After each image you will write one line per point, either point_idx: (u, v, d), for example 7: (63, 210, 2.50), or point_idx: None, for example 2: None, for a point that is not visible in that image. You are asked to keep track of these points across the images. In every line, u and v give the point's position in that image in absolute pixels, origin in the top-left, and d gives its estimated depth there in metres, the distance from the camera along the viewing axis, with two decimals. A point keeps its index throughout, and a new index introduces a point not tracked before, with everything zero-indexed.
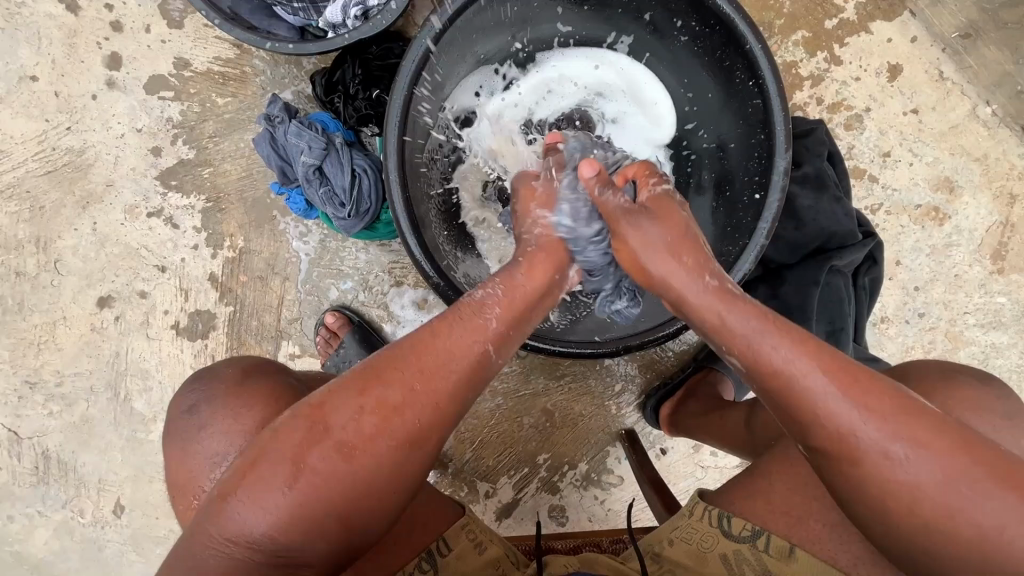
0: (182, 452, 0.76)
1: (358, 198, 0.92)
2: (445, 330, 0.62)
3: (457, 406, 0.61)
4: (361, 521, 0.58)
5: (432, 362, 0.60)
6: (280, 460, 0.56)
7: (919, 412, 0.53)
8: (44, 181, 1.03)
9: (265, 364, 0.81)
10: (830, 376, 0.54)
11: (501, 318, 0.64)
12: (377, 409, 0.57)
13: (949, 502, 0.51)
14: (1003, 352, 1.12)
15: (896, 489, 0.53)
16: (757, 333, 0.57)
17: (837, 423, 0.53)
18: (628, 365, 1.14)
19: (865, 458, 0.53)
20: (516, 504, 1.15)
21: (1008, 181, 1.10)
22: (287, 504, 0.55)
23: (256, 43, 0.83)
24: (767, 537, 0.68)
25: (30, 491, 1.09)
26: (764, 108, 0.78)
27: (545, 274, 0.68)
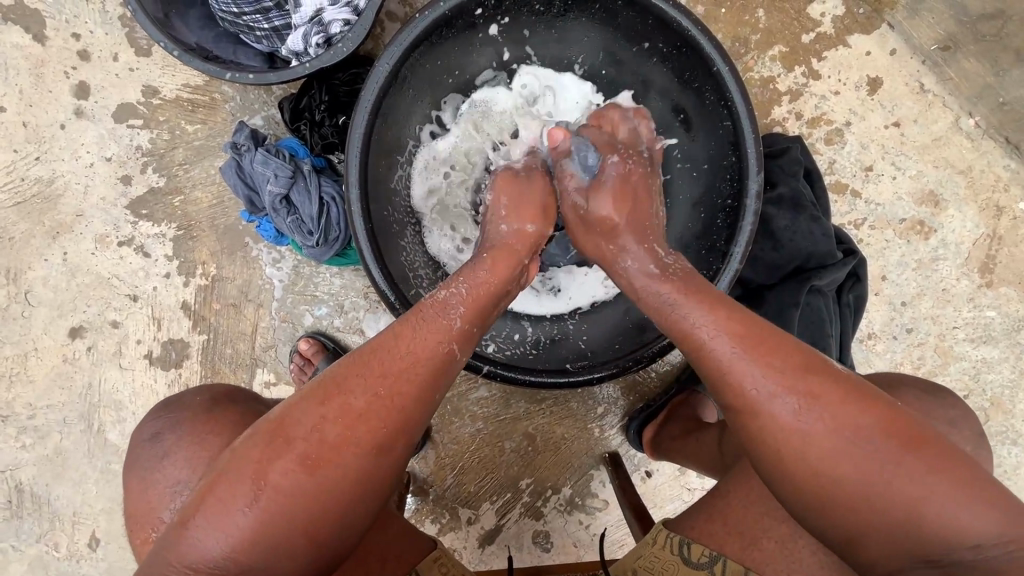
0: (142, 482, 0.70)
1: (326, 226, 0.92)
2: (407, 333, 0.59)
3: (423, 408, 0.58)
4: (331, 537, 0.54)
5: (401, 361, 0.57)
6: (240, 478, 0.52)
7: (855, 395, 0.52)
8: (13, 213, 1.02)
9: (238, 392, 0.75)
10: (734, 340, 0.55)
11: (467, 316, 0.62)
12: (343, 416, 0.54)
13: (849, 459, 0.50)
14: (994, 367, 1.10)
15: (830, 478, 0.51)
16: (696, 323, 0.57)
17: (775, 410, 0.52)
18: (610, 388, 1.11)
19: (802, 442, 0.51)
20: (499, 531, 1.12)
21: (994, 193, 1.08)
22: (247, 530, 0.51)
23: (217, 75, 0.82)
24: (723, 562, 0.67)
25: (3, 525, 1.06)
26: (735, 128, 0.77)
27: (506, 272, 0.68)
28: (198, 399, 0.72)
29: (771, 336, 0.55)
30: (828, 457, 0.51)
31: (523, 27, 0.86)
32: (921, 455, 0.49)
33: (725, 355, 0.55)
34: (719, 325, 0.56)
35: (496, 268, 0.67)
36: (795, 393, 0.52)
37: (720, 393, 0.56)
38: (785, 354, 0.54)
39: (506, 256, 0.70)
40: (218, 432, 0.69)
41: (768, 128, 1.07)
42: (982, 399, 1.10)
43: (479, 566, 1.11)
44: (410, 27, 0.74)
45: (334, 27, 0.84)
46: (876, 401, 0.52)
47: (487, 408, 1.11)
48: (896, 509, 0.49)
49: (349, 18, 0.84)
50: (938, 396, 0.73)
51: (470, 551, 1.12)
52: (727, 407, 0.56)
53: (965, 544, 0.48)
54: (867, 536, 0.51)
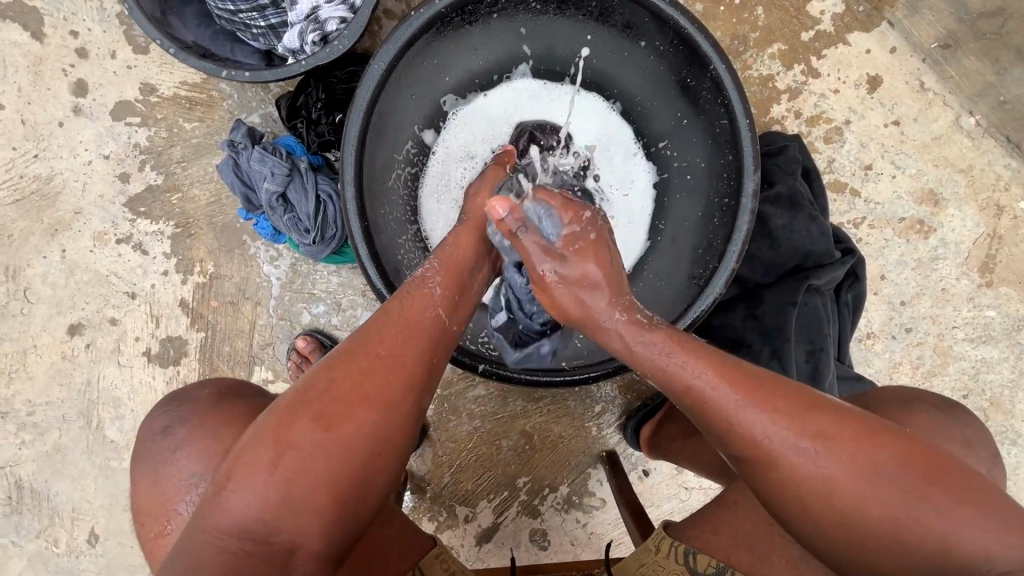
0: (153, 474, 0.70)
1: (323, 224, 0.93)
2: (397, 303, 0.61)
3: (427, 370, 0.58)
4: (356, 494, 0.54)
5: (397, 326, 0.58)
6: (259, 445, 0.53)
7: (863, 432, 0.53)
8: (12, 210, 1.02)
9: (244, 386, 0.75)
10: (733, 386, 0.55)
11: (445, 283, 0.64)
12: (350, 376, 0.55)
13: (862, 496, 0.52)
14: (994, 367, 1.09)
15: (853, 522, 0.52)
16: (695, 372, 0.57)
17: (792, 456, 0.53)
18: (608, 387, 1.11)
19: (825, 491, 0.52)
20: (496, 529, 1.12)
21: (995, 192, 1.07)
22: (275, 488, 0.51)
23: (213, 72, 0.82)
24: (730, 575, 0.67)
25: (3, 521, 1.07)
26: (732, 127, 0.77)
27: (472, 241, 0.68)
28: (205, 393, 0.72)
29: (777, 386, 0.56)
30: (852, 504, 0.52)
31: (519, 25, 0.86)
32: (931, 483, 0.52)
33: (737, 410, 0.55)
34: (726, 379, 0.56)
35: (458, 238, 0.68)
36: (810, 443, 0.53)
37: (734, 448, 0.56)
38: (784, 394, 0.55)
39: (471, 229, 0.70)
40: (227, 425, 0.68)
41: (766, 126, 1.06)
42: (981, 400, 1.10)
43: (477, 564, 1.11)
44: (404, 26, 0.74)
45: (331, 24, 0.84)
46: (884, 432, 0.54)
47: (484, 406, 1.11)
48: (922, 541, 0.51)
49: (345, 16, 0.84)
50: (956, 415, 0.70)
51: (467, 548, 1.12)
52: (746, 463, 0.55)
53: (987, 558, 0.51)
54: (899, 572, 0.53)
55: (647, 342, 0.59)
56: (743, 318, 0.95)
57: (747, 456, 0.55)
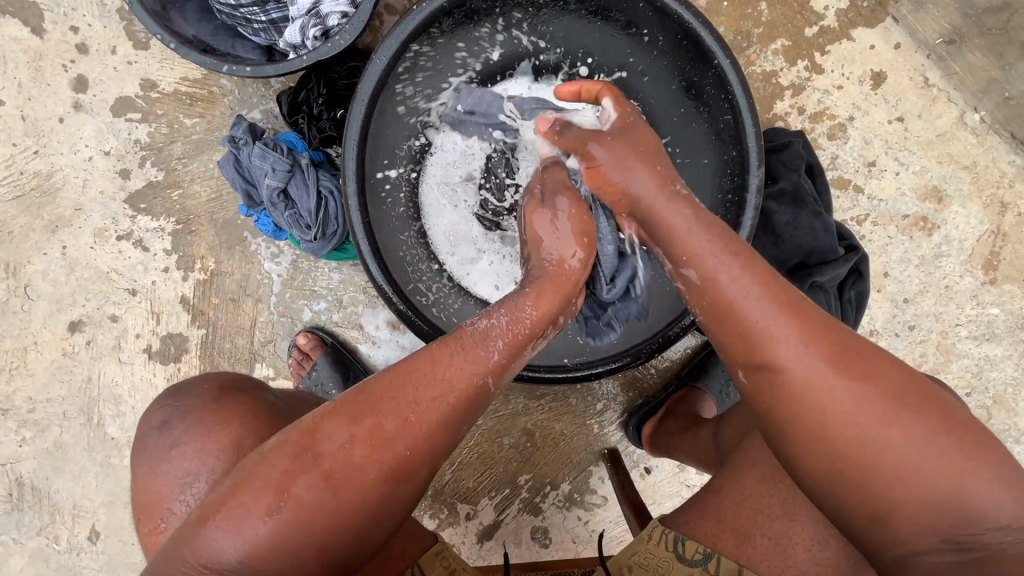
0: (151, 471, 0.69)
1: (324, 220, 0.92)
2: (444, 357, 0.58)
3: (447, 442, 0.57)
4: (344, 553, 0.54)
5: (435, 391, 0.56)
6: (263, 485, 0.52)
7: (890, 367, 0.52)
8: (12, 207, 1.02)
9: (244, 380, 0.75)
10: (764, 293, 0.56)
11: (505, 351, 0.60)
12: (373, 439, 0.53)
13: (877, 426, 0.50)
14: (997, 365, 1.09)
15: (866, 446, 0.50)
16: (725, 277, 0.57)
17: (813, 372, 0.52)
18: (610, 384, 1.11)
19: (834, 408, 0.51)
20: (497, 526, 1.12)
21: (999, 189, 1.07)
22: (268, 537, 0.51)
23: (213, 67, 0.81)
24: (717, 559, 0.67)
25: (3, 518, 1.06)
26: (736, 122, 0.76)
27: (551, 307, 0.64)
28: (205, 388, 0.72)
29: (806, 307, 0.56)
30: (864, 429, 0.50)
31: (521, 20, 0.85)
32: (953, 434, 0.49)
33: (759, 313, 0.55)
34: (756, 285, 0.56)
35: (541, 303, 0.64)
36: (828, 362, 0.52)
37: (749, 354, 0.55)
38: (815, 318, 0.55)
39: (554, 289, 0.66)
40: (229, 422, 0.68)
41: (770, 122, 1.06)
42: (984, 397, 1.09)
43: (478, 562, 1.11)
44: (405, 22, 0.74)
45: (332, 19, 0.83)
46: (906, 371, 0.53)
47: (486, 403, 1.11)
48: (928, 489, 0.48)
49: (347, 10, 0.84)
50: (936, 392, 0.71)
51: (469, 545, 1.12)
52: (758, 372, 0.55)
53: (993, 524, 0.48)
54: (896, 516, 0.50)
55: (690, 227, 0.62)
56: None
57: (762, 363, 0.55)
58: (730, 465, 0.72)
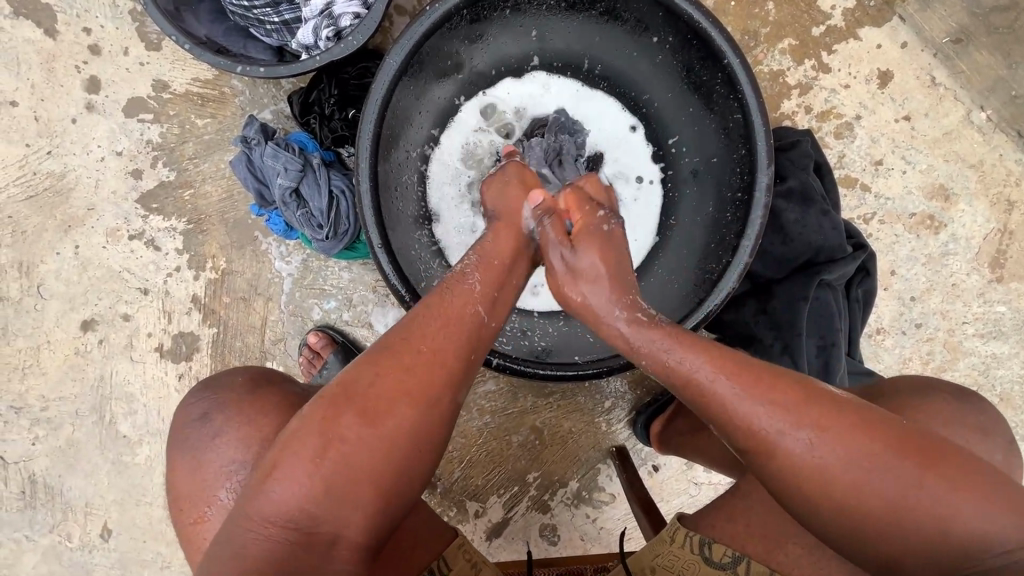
0: (191, 461, 0.70)
1: (335, 219, 0.93)
2: (441, 299, 0.61)
3: (466, 370, 0.59)
4: (398, 490, 0.54)
5: (440, 322, 0.59)
6: (306, 434, 0.53)
7: (860, 418, 0.53)
8: (26, 207, 1.03)
9: (274, 373, 0.76)
10: (731, 377, 0.56)
11: (486, 281, 0.64)
12: (397, 371, 0.55)
13: (865, 482, 0.51)
14: (1004, 363, 1.09)
15: (854, 504, 0.52)
16: (691, 365, 0.58)
17: (794, 445, 0.53)
18: (617, 382, 1.12)
19: (822, 478, 0.52)
20: (506, 524, 1.12)
21: (1005, 188, 1.07)
22: (321, 476, 0.51)
23: (228, 68, 0.82)
24: (746, 563, 0.67)
25: (17, 515, 1.07)
26: (746, 122, 0.77)
27: (510, 239, 0.69)
28: (239, 380, 0.72)
29: (772, 376, 0.56)
30: (854, 490, 0.51)
31: (531, 21, 0.86)
32: (931, 470, 0.51)
33: (731, 399, 0.55)
34: (720, 370, 0.56)
35: (499, 237, 0.69)
36: (807, 430, 0.53)
37: (732, 438, 0.56)
38: (783, 386, 0.55)
39: (508, 223, 0.71)
40: (266, 412, 0.69)
41: (777, 121, 1.06)
42: (991, 395, 1.10)
43: (489, 558, 1.12)
44: (418, 22, 0.74)
45: (345, 20, 0.84)
46: (881, 421, 0.53)
47: (495, 401, 1.12)
48: (925, 530, 0.50)
49: (359, 11, 0.84)
50: (968, 401, 0.70)
51: (478, 542, 1.12)
52: (746, 455, 0.56)
53: (997, 550, 0.49)
54: (906, 561, 0.51)
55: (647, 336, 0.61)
56: (755, 313, 0.96)
57: (747, 447, 0.55)
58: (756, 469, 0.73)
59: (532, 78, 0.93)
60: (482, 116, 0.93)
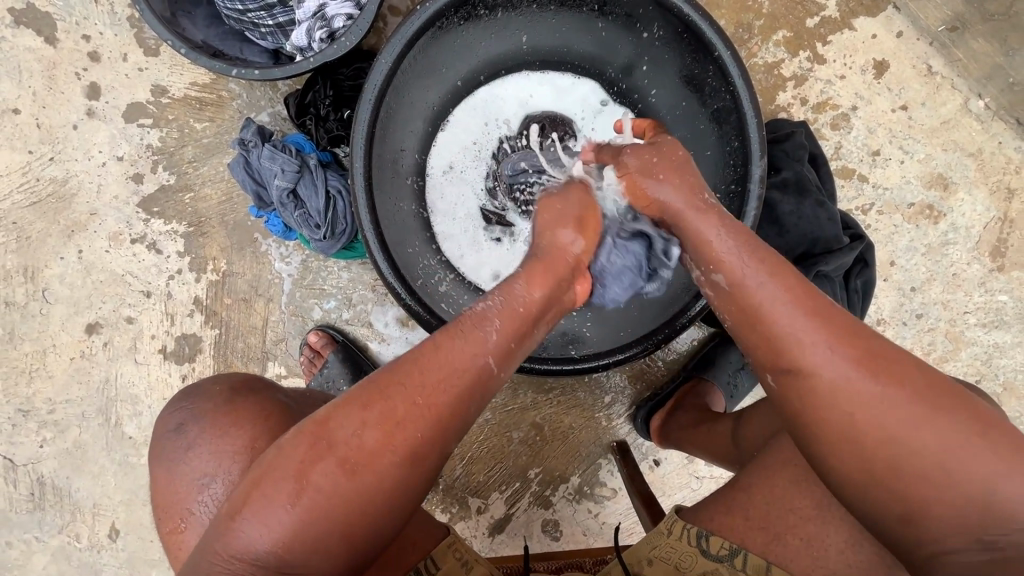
0: (169, 471, 0.71)
1: (332, 219, 0.94)
2: (446, 342, 0.56)
3: (455, 427, 0.56)
4: (366, 538, 0.54)
5: (440, 373, 0.55)
6: (283, 476, 0.53)
7: (923, 374, 0.50)
8: (29, 213, 1.04)
9: (256, 380, 0.75)
10: (794, 295, 0.53)
11: (502, 331, 0.58)
12: (381, 424, 0.53)
13: (914, 429, 0.49)
14: (1007, 352, 1.08)
15: (897, 453, 0.49)
16: (758, 277, 0.55)
17: (851, 381, 0.50)
18: (618, 377, 1.12)
19: (872, 417, 0.49)
20: (508, 520, 1.13)
21: (1005, 176, 1.07)
22: (294, 524, 0.52)
23: (223, 71, 0.83)
24: (744, 556, 0.67)
25: (26, 517, 1.09)
26: (738, 114, 0.77)
27: (543, 289, 0.61)
28: (218, 390, 0.72)
29: (834, 306, 0.54)
30: (892, 432, 0.49)
31: (523, 19, 0.86)
32: (991, 435, 0.49)
33: (785, 317, 0.53)
34: (786, 285, 0.54)
35: (533, 283, 0.61)
36: (862, 360, 0.50)
37: (780, 357, 0.53)
38: (844, 317, 0.53)
39: (544, 270, 0.63)
40: (241, 424, 0.69)
41: (772, 114, 1.06)
42: (994, 384, 1.09)
43: (490, 554, 1.12)
44: (410, 20, 0.75)
45: (337, 21, 0.85)
46: (943, 380, 0.51)
47: (495, 398, 1.12)
48: (961, 489, 0.48)
49: (352, 12, 0.85)
50: None
51: (480, 539, 1.13)
52: (784, 372, 0.53)
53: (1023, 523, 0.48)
54: (929, 523, 0.50)
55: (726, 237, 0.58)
56: None
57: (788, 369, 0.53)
58: (757, 463, 0.73)
59: (523, 77, 0.94)
60: (479, 114, 0.95)
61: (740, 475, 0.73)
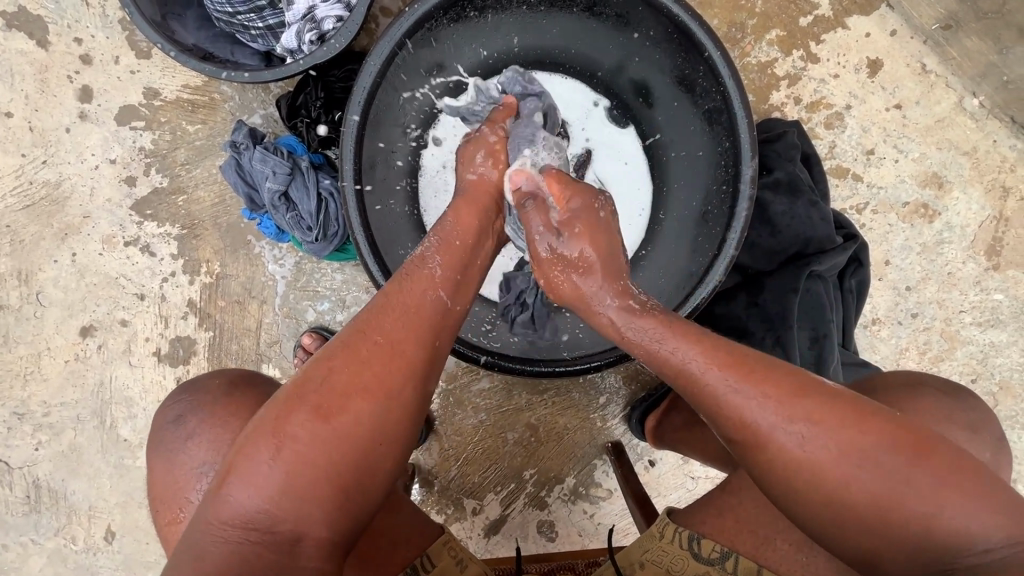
0: (167, 461, 0.71)
1: (324, 221, 0.94)
2: (395, 287, 0.61)
3: (427, 360, 0.59)
4: (357, 479, 0.54)
5: (397, 314, 0.59)
6: (261, 434, 0.53)
7: (854, 418, 0.52)
8: (23, 216, 1.04)
9: (255, 375, 0.76)
10: (723, 368, 0.56)
11: (445, 265, 0.63)
12: (348, 366, 0.55)
13: (854, 475, 0.51)
14: (1002, 351, 1.08)
15: (844, 502, 0.52)
16: (687, 356, 0.57)
17: (789, 441, 0.53)
18: (612, 378, 1.12)
19: (812, 475, 0.52)
20: (504, 521, 1.13)
21: (1000, 174, 1.06)
22: (280, 476, 0.52)
23: (213, 74, 0.83)
24: (735, 559, 0.67)
25: (22, 519, 1.09)
26: (729, 115, 0.77)
27: (472, 221, 0.69)
28: (217, 383, 0.72)
29: (764, 365, 0.56)
30: (837, 488, 0.52)
31: (514, 20, 0.86)
32: (923, 466, 0.51)
33: (723, 390, 0.55)
34: (715, 360, 0.56)
35: (459, 215, 0.69)
36: (794, 422, 0.53)
37: (723, 428, 0.56)
38: (770, 376, 0.55)
39: (468, 204, 0.71)
40: (241, 414, 0.70)
41: (766, 113, 1.06)
42: (990, 384, 1.09)
43: (486, 555, 1.12)
44: (398, 22, 0.75)
45: (327, 23, 0.85)
46: (874, 416, 0.53)
47: (489, 399, 1.12)
48: (907, 524, 0.50)
49: (342, 14, 0.85)
50: (958, 398, 0.70)
51: (476, 540, 1.13)
52: (732, 441, 0.56)
53: (975, 550, 0.49)
54: (888, 560, 0.52)
55: (639, 327, 0.61)
56: (746, 307, 0.95)
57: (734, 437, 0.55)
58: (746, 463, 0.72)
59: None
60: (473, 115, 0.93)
61: (729, 477, 0.73)
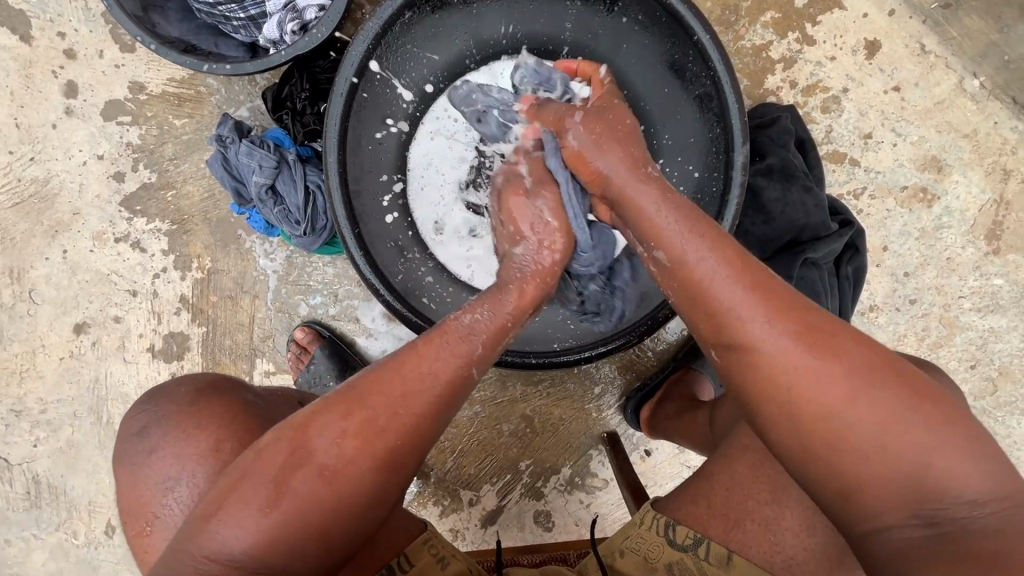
0: (134, 475, 0.70)
1: (312, 215, 0.93)
2: (429, 350, 0.58)
3: (434, 434, 0.57)
4: (342, 541, 0.55)
5: (416, 378, 0.56)
6: (262, 479, 0.53)
7: (860, 347, 0.50)
8: (12, 213, 1.04)
9: (224, 380, 0.75)
10: (724, 265, 0.55)
11: (488, 341, 0.60)
12: (363, 438, 0.54)
13: (850, 407, 0.48)
14: (1003, 336, 1.07)
15: (833, 426, 0.49)
16: (698, 257, 0.56)
17: (778, 351, 0.50)
18: (606, 368, 1.12)
19: (806, 391, 0.49)
20: (500, 512, 1.13)
21: (1001, 156, 1.04)
22: (269, 526, 0.52)
23: (195, 67, 0.82)
24: (707, 545, 0.67)
25: (24, 515, 1.10)
26: (719, 100, 0.76)
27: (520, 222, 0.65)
28: (183, 393, 0.72)
29: (773, 283, 0.54)
30: (834, 408, 0.49)
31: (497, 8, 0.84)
32: (926, 408, 0.48)
33: (723, 291, 0.54)
34: (722, 262, 0.55)
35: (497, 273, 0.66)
36: (794, 337, 0.50)
37: (720, 334, 0.54)
38: (777, 293, 0.53)
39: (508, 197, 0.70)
40: (206, 425, 0.69)
41: (760, 98, 1.04)
42: (990, 369, 1.07)
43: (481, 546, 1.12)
44: (375, 15, 0.75)
45: (309, 13, 0.84)
46: (880, 353, 0.51)
47: (484, 390, 1.12)
48: (897, 463, 0.47)
49: (323, 3, 0.84)
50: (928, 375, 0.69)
51: (471, 531, 1.13)
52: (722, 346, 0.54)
53: (961, 498, 0.47)
54: (870, 495, 0.48)
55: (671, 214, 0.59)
56: None
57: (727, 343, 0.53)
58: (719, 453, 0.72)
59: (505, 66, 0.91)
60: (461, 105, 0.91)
61: (706, 463, 0.72)
